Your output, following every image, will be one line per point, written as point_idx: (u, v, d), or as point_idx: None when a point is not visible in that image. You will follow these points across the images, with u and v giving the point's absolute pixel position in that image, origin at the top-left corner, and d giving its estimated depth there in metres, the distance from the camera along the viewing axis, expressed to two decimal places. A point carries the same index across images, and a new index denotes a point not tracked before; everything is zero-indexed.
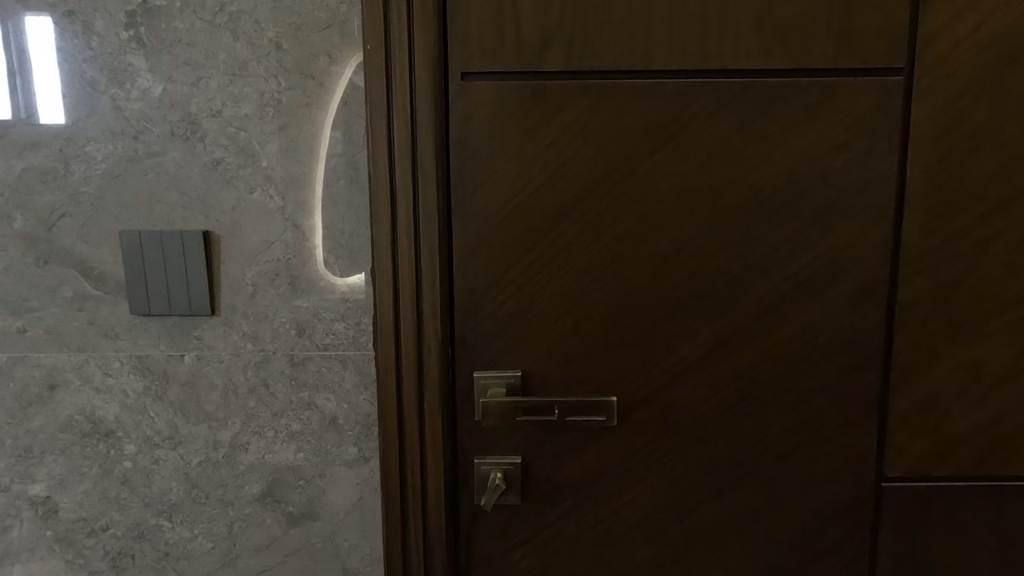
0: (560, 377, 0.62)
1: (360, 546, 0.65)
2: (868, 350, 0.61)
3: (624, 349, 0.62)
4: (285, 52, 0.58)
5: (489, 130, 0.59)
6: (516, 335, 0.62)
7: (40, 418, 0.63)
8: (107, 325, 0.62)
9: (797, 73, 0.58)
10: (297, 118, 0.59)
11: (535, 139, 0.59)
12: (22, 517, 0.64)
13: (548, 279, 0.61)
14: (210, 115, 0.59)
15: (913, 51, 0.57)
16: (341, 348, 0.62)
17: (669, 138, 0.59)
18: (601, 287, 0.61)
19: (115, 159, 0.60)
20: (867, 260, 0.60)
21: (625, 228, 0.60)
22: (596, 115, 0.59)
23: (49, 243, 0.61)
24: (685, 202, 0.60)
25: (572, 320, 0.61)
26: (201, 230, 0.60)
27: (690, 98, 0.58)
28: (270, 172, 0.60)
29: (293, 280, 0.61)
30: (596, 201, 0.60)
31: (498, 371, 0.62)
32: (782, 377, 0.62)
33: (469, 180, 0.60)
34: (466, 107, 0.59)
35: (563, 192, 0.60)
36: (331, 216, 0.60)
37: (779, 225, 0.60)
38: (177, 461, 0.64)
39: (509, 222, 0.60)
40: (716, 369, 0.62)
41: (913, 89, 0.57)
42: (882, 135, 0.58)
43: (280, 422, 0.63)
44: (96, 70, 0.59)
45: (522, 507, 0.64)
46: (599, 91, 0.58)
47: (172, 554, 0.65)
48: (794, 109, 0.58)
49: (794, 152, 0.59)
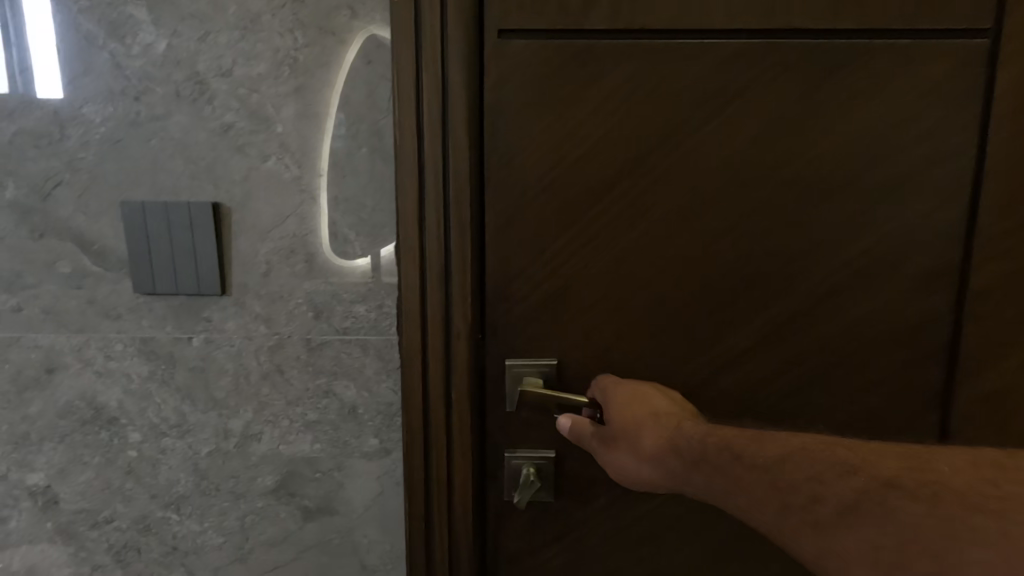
0: (597, 368, 0.58)
1: (380, 543, 0.61)
2: (933, 343, 0.56)
3: (668, 338, 0.57)
4: (303, 5, 0.53)
5: (528, 95, 0.54)
6: (553, 321, 0.57)
7: (38, 403, 0.58)
8: (109, 304, 0.57)
9: (871, 33, 0.52)
10: (315, 79, 0.54)
11: (579, 106, 0.54)
12: (20, 507, 0.60)
13: (587, 261, 0.56)
14: (219, 74, 0.54)
15: (1002, 9, 0.51)
16: (362, 332, 0.57)
17: (724, 106, 0.53)
18: (643, 270, 0.56)
19: (115, 122, 0.54)
20: (938, 243, 0.55)
21: (673, 204, 0.55)
22: (644, 79, 0.53)
23: (44, 214, 0.56)
24: (740, 177, 0.54)
25: (612, 305, 0.57)
26: (210, 202, 0.55)
27: (748, 61, 0.53)
28: (285, 140, 0.55)
29: (310, 258, 0.56)
30: (646, 175, 0.55)
31: (532, 358, 0.58)
32: (839, 370, 0.57)
33: (505, 150, 0.55)
34: (501, 68, 0.53)
35: (609, 164, 0.55)
36: (351, 188, 0.55)
37: (844, 204, 0.54)
38: (185, 451, 0.59)
39: (546, 197, 0.55)
40: (767, 360, 0.57)
41: (999, 53, 0.52)
42: (961, 105, 0.53)
43: (295, 411, 0.59)
44: (93, 23, 0.53)
45: (552, 501, 0.60)
46: (649, 52, 0.53)
47: (180, 548, 0.61)
48: (864, 75, 0.53)
49: (863, 123, 0.53)
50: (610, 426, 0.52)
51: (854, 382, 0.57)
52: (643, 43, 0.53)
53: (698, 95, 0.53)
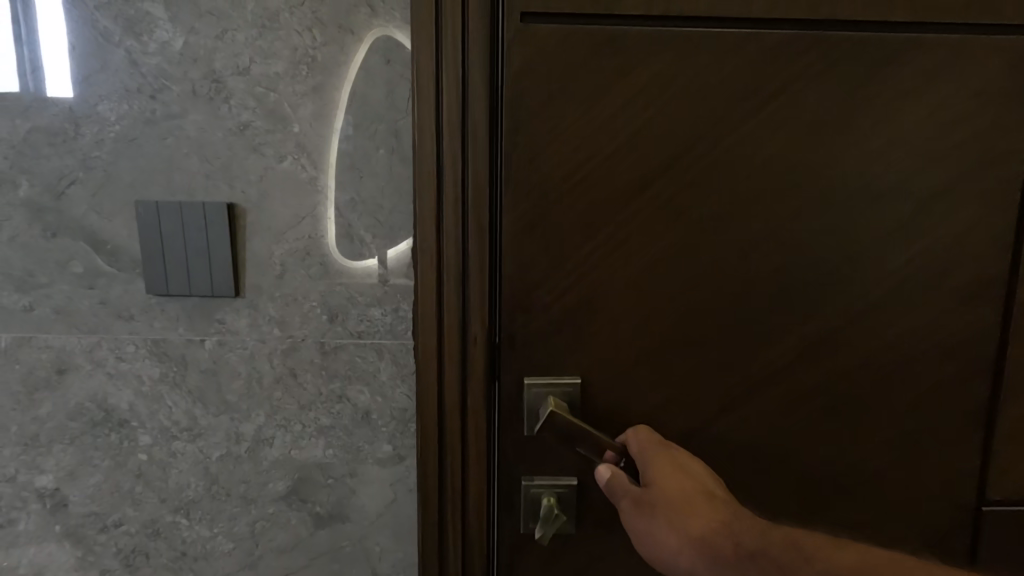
0: (625, 373, 0.57)
1: (392, 551, 0.60)
2: (963, 346, 0.57)
3: (700, 340, 0.57)
4: (322, 3, 0.52)
5: (554, 96, 0.53)
6: (575, 325, 0.56)
7: (48, 404, 0.58)
8: (122, 305, 0.56)
9: (905, 33, 0.52)
10: (332, 77, 0.53)
11: (606, 107, 0.53)
12: (29, 509, 0.59)
13: (619, 262, 0.55)
14: (237, 73, 0.53)
15: None
16: (377, 336, 0.56)
17: (754, 109, 0.53)
18: (677, 272, 0.55)
19: (131, 120, 0.54)
20: (970, 245, 0.55)
21: (710, 205, 0.54)
22: (678, 76, 0.53)
23: (58, 213, 0.55)
24: (777, 177, 0.54)
25: (643, 308, 0.56)
26: (225, 203, 0.54)
27: (779, 65, 0.53)
28: (302, 139, 0.54)
29: (325, 260, 0.55)
30: (673, 179, 0.54)
31: (553, 378, 0.57)
32: (871, 372, 0.57)
33: (530, 152, 0.54)
34: (523, 61, 0.52)
35: (636, 166, 0.54)
36: (368, 190, 0.54)
37: (871, 209, 0.54)
38: (196, 454, 0.58)
39: (575, 197, 0.54)
40: (800, 363, 0.57)
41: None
42: (993, 105, 0.53)
43: (308, 416, 0.57)
44: (110, 20, 0.52)
45: (574, 531, 0.61)
46: (683, 48, 0.52)
47: (190, 554, 0.60)
48: (901, 75, 0.53)
49: (899, 124, 0.53)
50: (655, 493, 0.49)
51: (878, 387, 0.57)
52: (672, 44, 0.52)
53: (729, 98, 0.53)
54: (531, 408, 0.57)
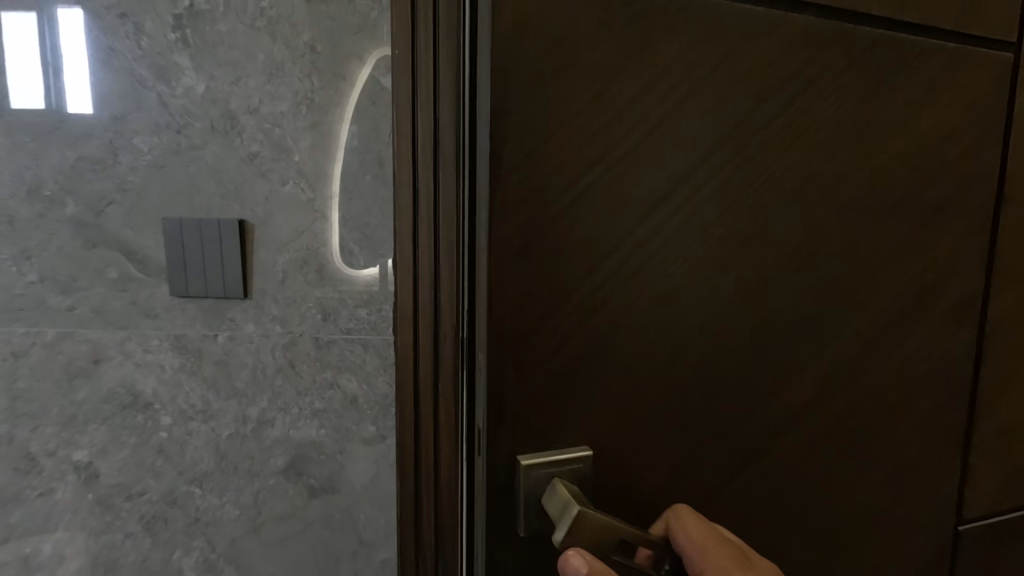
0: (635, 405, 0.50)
1: (375, 519, 0.69)
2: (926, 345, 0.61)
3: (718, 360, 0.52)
4: (320, 54, 0.62)
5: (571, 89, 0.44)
6: (598, 359, 0.49)
7: (85, 389, 0.68)
8: (149, 305, 0.67)
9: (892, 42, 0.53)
10: (328, 115, 0.63)
11: (634, 106, 0.46)
12: (66, 480, 0.69)
13: (641, 280, 0.48)
14: (249, 112, 0.63)
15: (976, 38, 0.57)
16: (363, 332, 0.66)
17: (761, 120, 0.50)
18: (698, 290, 0.50)
19: (160, 150, 0.64)
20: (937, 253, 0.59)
21: (733, 214, 0.50)
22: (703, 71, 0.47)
23: (97, 227, 0.65)
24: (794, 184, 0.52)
25: (658, 332, 0.50)
26: (237, 219, 0.65)
27: (783, 74, 0.50)
28: (302, 166, 0.64)
29: (321, 268, 0.65)
30: (699, 195, 0.49)
31: (556, 455, 0.48)
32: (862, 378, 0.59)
33: (546, 164, 0.44)
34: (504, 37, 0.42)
35: (661, 174, 0.48)
36: (357, 210, 0.65)
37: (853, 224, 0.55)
38: (208, 433, 0.68)
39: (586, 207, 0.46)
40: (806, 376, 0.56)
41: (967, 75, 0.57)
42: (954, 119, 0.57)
43: (304, 401, 0.67)
44: (144, 69, 0.63)
45: None
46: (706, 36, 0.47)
47: (202, 519, 0.70)
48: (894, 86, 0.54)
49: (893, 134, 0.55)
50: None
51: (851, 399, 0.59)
52: (687, 35, 0.46)
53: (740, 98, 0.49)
54: (532, 497, 0.48)
